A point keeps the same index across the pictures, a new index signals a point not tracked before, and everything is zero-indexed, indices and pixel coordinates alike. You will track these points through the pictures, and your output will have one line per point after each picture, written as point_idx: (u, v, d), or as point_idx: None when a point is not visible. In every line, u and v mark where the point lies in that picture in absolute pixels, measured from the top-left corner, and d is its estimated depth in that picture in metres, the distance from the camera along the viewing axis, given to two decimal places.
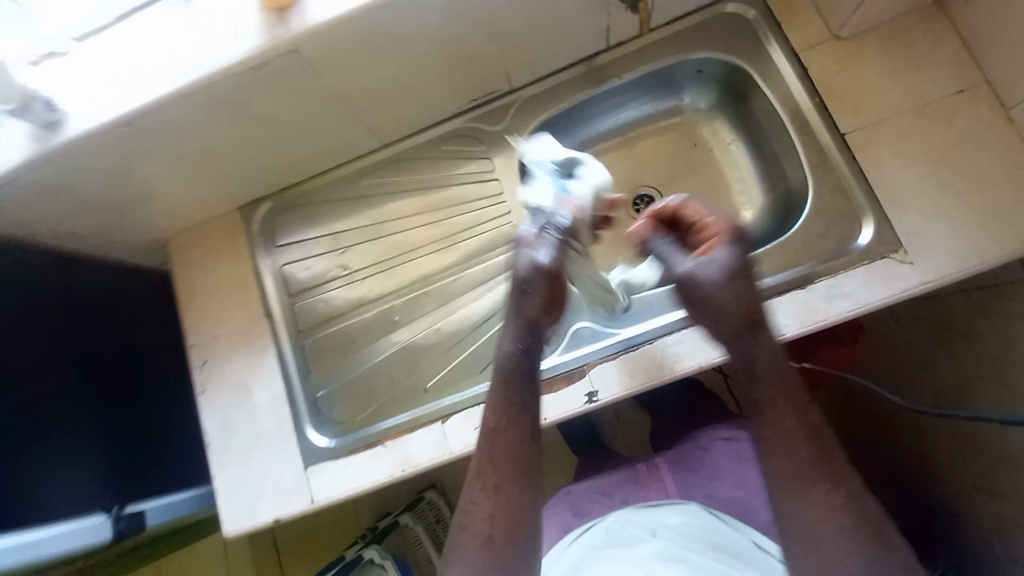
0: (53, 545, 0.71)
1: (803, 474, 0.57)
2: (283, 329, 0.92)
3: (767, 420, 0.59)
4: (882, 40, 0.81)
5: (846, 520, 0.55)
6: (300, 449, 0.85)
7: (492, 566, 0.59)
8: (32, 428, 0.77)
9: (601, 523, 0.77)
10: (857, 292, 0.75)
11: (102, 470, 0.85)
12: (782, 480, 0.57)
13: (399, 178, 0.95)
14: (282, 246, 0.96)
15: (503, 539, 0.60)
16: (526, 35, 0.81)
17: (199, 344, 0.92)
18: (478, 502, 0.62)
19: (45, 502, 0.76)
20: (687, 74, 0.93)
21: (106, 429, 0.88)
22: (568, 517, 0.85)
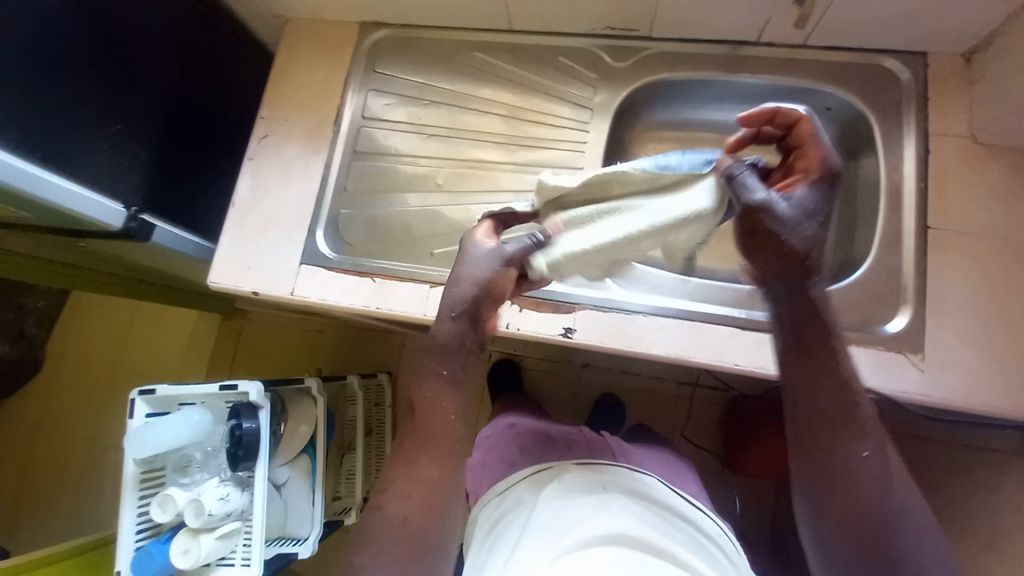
0: (71, 201, 0.76)
1: (841, 468, 0.58)
2: (339, 141, 0.96)
3: (805, 430, 0.60)
4: (1013, 161, 0.79)
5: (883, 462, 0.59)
6: (306, 247, 0.91)
7: (413, 512, 0.61)
8: (102, 102, 0.82)
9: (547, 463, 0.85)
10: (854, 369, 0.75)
11: (141, 175, 0.91)
12: (821, 480, 0.59)
13: (507, 68, 0.97)
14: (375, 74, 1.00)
15: (429, 496, 0.63)
16: None
17: (269, 119, 0.98)
18: (413, 465, 0.63)
19: (86, 169, 0.81)
20: (814, 107, 0.91)
21: (160, 145, 0.94)
22: (513, 442, 0.98)
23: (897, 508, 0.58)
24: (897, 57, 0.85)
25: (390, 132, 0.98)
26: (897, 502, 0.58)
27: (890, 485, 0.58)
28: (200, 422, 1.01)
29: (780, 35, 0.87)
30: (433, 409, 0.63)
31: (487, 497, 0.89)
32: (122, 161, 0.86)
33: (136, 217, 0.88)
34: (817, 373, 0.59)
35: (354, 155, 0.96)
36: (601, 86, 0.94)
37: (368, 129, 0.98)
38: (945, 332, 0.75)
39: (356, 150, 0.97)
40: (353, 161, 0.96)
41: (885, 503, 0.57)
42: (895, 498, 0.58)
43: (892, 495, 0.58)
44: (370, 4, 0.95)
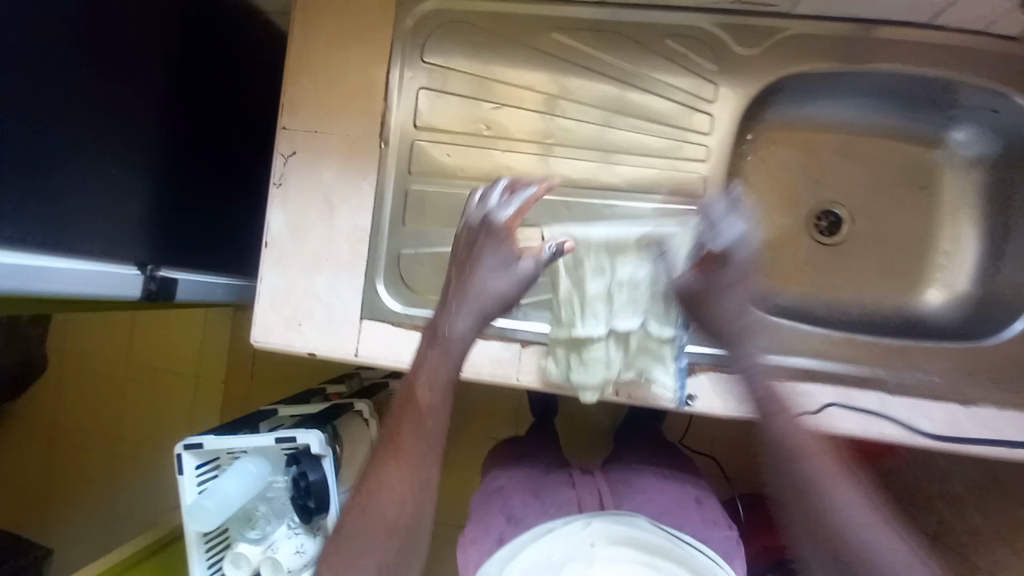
0: (86, 282, 0.59)
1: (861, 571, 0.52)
2: (386, 160, 0.77)
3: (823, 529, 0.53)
4: None
5: (842, 472, 0.54)
6: (364, 297, 0.76)
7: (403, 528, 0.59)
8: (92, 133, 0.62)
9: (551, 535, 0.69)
10: (1012, 437, 0.66)
11: (151, 217, 0.72)
12: None
13: (596, 56, 0.76)
14: (423, 67, 0.78)
15: (415, 505, 0.59)
16: None
17: (294, 130, 0.77)
18: (393, 479, 0.58)
19: (86, 229, 0.62)
20: (976, 108, 0.75)
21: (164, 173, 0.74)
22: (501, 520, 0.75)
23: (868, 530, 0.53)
24: None
25: (445, 146, 0.79)
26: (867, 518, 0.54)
27: (849, 498, 0.53)
28: (256, 476, 0.94)
29: (958, 14, 0.67)
30: (415, 422, 0.59)
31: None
32: (128, 207, 0.68)
33: (156, 275, 0.72)
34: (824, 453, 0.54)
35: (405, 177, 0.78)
36: (720, 81, 0.75)
37: (417, 143, 0.78)
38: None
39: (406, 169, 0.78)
40: (405, 184, 0.78)
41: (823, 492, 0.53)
42: (841, 491, 0.53)
43: (810, 470, 0.54)
44: None
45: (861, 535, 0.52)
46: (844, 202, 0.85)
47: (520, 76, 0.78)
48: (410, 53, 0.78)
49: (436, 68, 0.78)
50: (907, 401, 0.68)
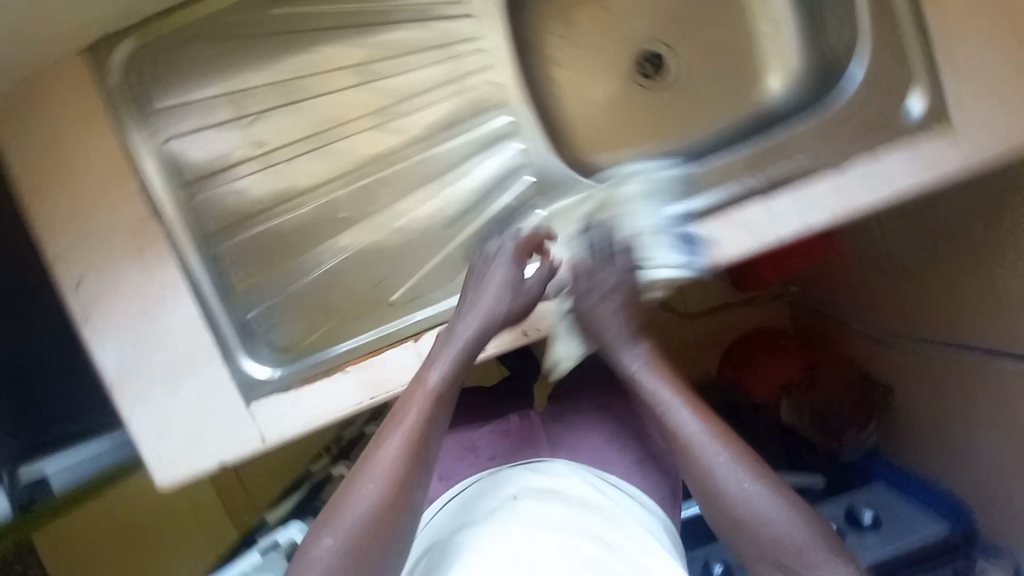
0: None
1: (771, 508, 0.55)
2: (182, 226, 0.66)
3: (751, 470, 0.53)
4: None
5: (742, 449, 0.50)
6: (236, 383, 0.66)
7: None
8: None
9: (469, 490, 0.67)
10: (895, 178, 0.58)
11: None
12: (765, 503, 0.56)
13: (337, 8, 0.66)
14: (198, 101, 0.67)
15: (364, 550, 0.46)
16: None
17: (61, 255, 0.62)
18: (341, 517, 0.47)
19: None
20: None
21: None
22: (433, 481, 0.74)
23: (802, 534, 0.46)
24: None
25: (246, 178, 0.69)
26: (806, 526, 0.46)
27: (781, 522, 0.46)
28: None
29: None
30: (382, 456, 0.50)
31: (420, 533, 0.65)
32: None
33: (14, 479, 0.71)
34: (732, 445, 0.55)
35: (212, 236, 0.68)
36: None
37: (209, 191, 0.68)
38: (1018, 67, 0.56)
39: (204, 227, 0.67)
40: (225, 243, 0.68)
41: (743, 508, 0.47)
42: (746, 500, 0.47)
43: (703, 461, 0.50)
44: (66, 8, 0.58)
45: (798, 535, 0.45)
46: (657, 33, 0.79)
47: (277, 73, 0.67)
48: (160, 95, 0.66)
49: (207, 100, 0.67)
50: (787, 196, 0.59)
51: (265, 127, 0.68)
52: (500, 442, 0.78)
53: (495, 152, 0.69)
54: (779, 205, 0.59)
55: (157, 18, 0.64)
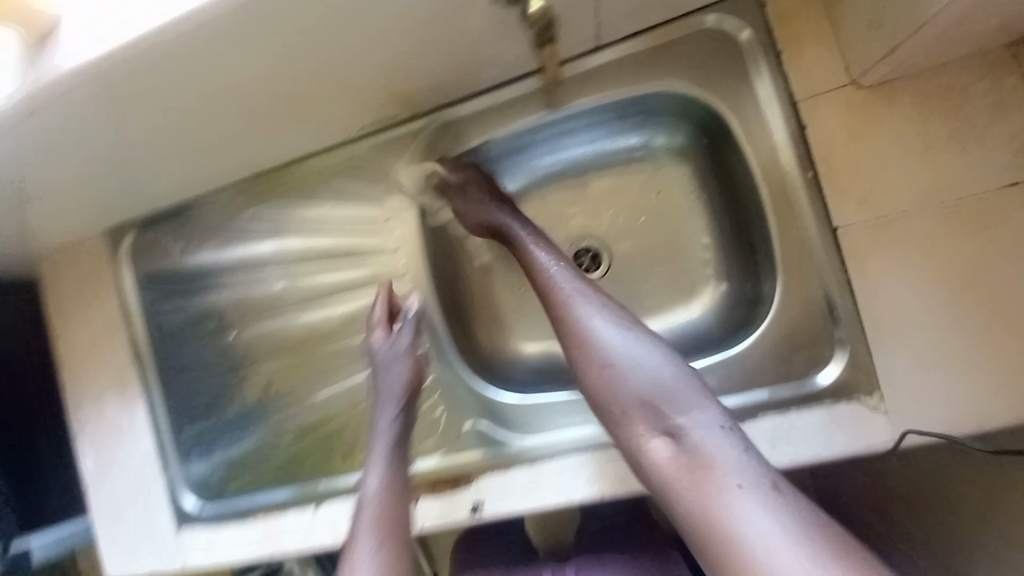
0: None
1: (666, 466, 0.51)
2: (156, 372, 0.83)
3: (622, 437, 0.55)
4: (917, 96, 0.56)
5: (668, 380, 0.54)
6: (173, 511, 0.81)
7: None
8: None
9: None
10: (806, 443, 0.60)
11: None
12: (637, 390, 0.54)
13: (292, 212, 0.77)
14: (271, 233, 0.79)
15: None
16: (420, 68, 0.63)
17: (73, 385, 0.86)
18: None
19: None
20: (650, 111, 0.71)
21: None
22: None
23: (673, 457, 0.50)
24: (718, 9, 0.62)
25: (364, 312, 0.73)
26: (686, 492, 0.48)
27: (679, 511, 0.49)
28: None
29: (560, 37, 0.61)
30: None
31: None
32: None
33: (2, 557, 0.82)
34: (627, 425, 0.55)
35: (258, 356, 0.80)
36: (389, 195, 0.74)
37: (257, 320, 0.80)
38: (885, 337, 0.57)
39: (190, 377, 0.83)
40: (257, 366, 0.80)
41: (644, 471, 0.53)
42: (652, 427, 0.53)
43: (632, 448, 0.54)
44: (97, 216, 0.79)
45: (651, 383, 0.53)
46: (594, 234, 0.78)
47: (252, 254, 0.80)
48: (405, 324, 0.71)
49: (279, 235, 0.78)
50: None
51: (236, 300, 0.81)
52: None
53: None
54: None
55: (167, 209, 0.82)
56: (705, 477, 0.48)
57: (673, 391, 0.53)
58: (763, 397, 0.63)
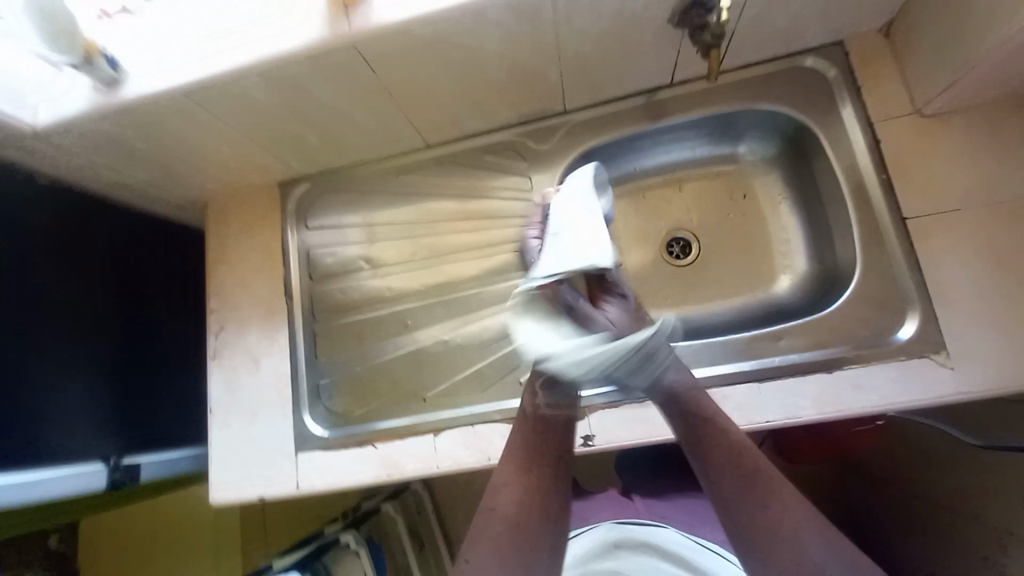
0: (56, 487, 0.77)
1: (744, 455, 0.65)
2: (300, 307, 0.94)
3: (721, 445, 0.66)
4: (969, 125, 0.75)
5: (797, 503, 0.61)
6: (295, 433, 0.87)
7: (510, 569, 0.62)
8: (59, 368, 0.81)
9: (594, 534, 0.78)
10: (886, 389, 0.71)
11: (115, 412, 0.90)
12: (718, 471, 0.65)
13: (446, 181, 0.93)
14: (433, 194, 0.94)
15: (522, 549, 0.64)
16: (587, 73, 0.80)
17: (217, 310, 0.96)
18: (506, 488, 0.68)
19: (60, 442, 0.80)
20: (750, 126, 0.89)
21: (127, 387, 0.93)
22: None
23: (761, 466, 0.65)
24: (815, 53, 0.82)
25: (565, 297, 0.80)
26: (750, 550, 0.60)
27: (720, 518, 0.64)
28: None
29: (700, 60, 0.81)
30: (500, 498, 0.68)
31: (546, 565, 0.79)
32: (99, 411, 0.87)
33: (119, 466, 0.87)
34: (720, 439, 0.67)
35: (399, 300, 0.92)
36: (534, 171, 0.90)
37: (403, 265, 0.93)
38: (954, 305, 0.71)
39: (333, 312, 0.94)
40: (394, 306, 0.92)
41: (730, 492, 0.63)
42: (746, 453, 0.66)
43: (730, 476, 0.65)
44: (280, 166, 0.94)
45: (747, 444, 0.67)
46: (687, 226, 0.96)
47: (404, 212, 0.95)
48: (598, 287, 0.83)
49: (437, 196, 0.93)
50: (777, 387, 0.75)
51: (381, 249, 0.95)
52: (612, 506, 0.84)
53: None
54: (796, 394, 0.74)
55: (333, 169, 0.97)
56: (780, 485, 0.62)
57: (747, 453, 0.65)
58: (845, 351, 0.74)
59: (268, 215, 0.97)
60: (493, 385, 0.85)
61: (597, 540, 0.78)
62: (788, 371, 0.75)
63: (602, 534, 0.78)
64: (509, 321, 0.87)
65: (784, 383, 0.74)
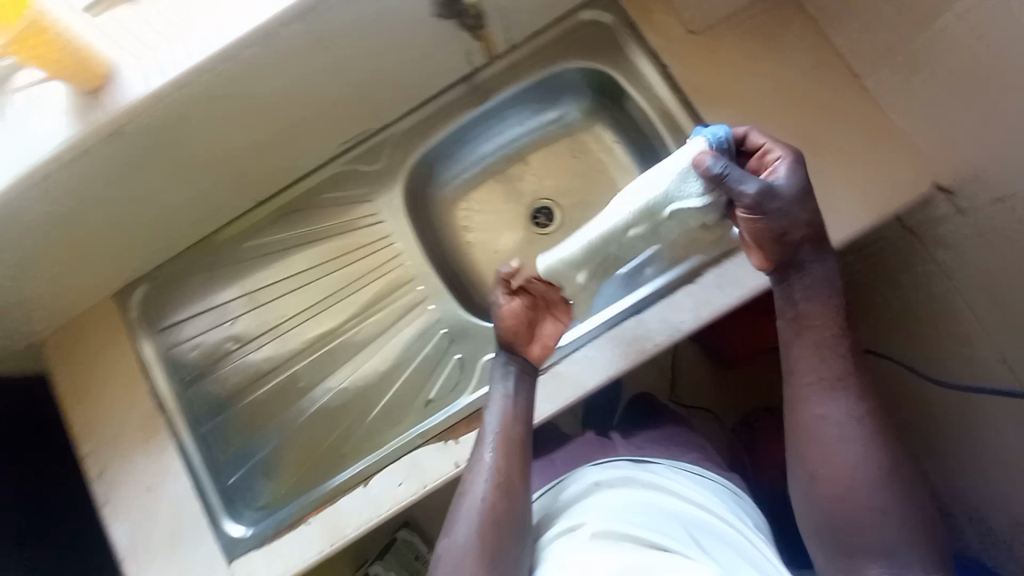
0: None
1: (823, 381, 0.61)
2: (181, 413, 0.86)
3: (810, 402, 0.61)
4: (732, 30, 0.82)
5: (875, 447, 0.59)
6: (218, 546, 0.80)
7: None
8: None
9: (577, 479, 0.72)
10: (745, 279, 0.77)
11: None
12: (799, 391, 0.62)
13: (292, 232, 0.89)
14: (282, 249, 0.89)
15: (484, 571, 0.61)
16: (386, 84, 0.80)
17: (92, 452, 0.85)
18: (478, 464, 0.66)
19: None
20: (560, 87, 0.93)
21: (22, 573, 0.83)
22: (516, 488, 0.81)
23: (852, 455, 0.59)
24: (587, 7, 0.87)
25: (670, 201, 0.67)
26: (880, 547, 0.57)
27: (811, 498, 0.61)
28: None
29: (489, 40, 0.83)
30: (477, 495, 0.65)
31: (526, 521, 0.73)
32: None
33: None
34: (815, 381, 0.61)
35: (282, 366, 0.87)
36: (375, 194, 0.88)
37: (273, 334, 0.87)
38: None
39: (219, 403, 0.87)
40: (282, 375, 0.86)
41: (829, 474, 0.59)
42: (824, 407, 0.61)
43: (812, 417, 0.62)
44: (105, 278, 0.85)
45: (837, 436, 0.60)
46: (543, 196, 0.98)
47: (256, 277, 0.89)
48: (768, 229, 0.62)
49: (287, 250, 0.89)
50: (656, 312, 0.79)
51: (248, 323, 0.88)
52: (595, 447, 0.82)
53: (408, 321, 0.86)
54: (673, 312, 0.79)
55: (168, 259, 0.90)
56: (826, 439, 0.60)
57: (831, 438, 0.60)
58: (703, 258, 0.79)
59: (113, 333, 0.88)
60: (406, 414, 0.82)
61: (576, 487, 0.72)
62: (662, 295, 0.80)
63: (581, 478, 0.73)
64: (399, 348, 0.85)
65: (658, 305, 0.79)
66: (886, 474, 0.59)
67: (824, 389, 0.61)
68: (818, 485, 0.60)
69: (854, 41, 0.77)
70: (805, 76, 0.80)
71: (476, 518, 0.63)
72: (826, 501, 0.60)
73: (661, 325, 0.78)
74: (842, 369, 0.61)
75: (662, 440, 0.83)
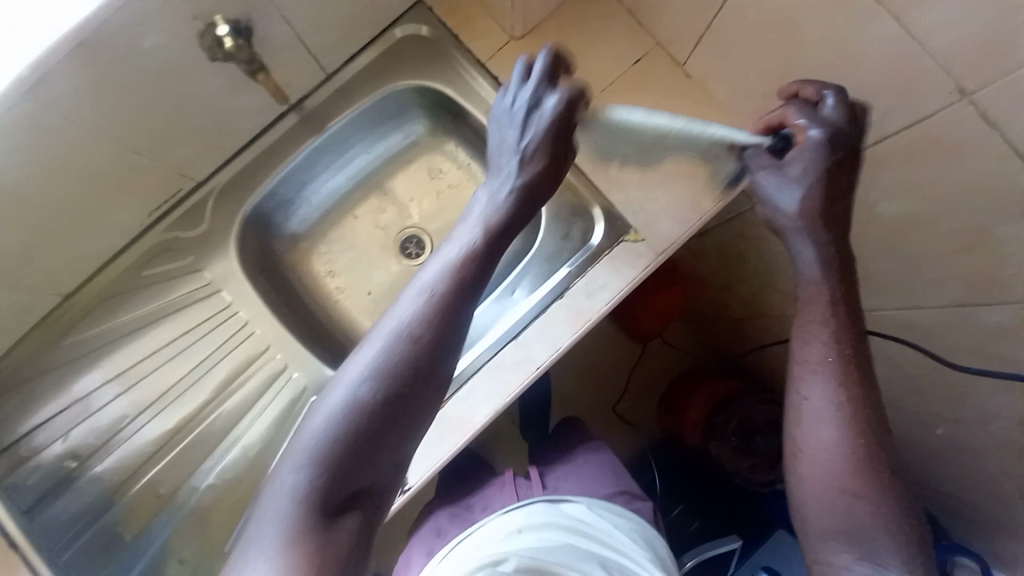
0: None
1: (836, 363, 0.51)
2: (42, 545, 0.68)
3: (804, 382, 0.52)
4: (555, 29, 0.79)
5: (866, 446, 0.50)
6: None
7: None
8: None
9: (496, 522, 0.71)
10: (608, 285, 0.76)
11: None
12: (799, 367, 0.53)
13: (124, 316, 0.78)
14: (110, 341, 0.77)
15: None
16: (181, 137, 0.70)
17: None
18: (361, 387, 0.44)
19: None
20: (395, 110, 0.87)
21: None
22: (432, 540, 0.81)
23: (837, 442, 0.50)
24: (402, 22, 0.81)
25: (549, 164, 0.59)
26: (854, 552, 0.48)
27: (796, 485, 0.52)
28: None
29: (294, 73, 0.75)
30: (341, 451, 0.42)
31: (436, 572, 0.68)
32: None
33: None
34: (817, 357, 0.52)
35: (135, 472, 0.77)
36: (205, 263, 0.79)
37: (120, 440, 0.77)
38: (624, 184, 0.77)
39: (68, 528, 0.72)
40: (139, 483, 0.77)
41: (809, 459, 0.51)
42: (827, 390, 0.51)
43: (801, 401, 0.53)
44: None
45: (828, 420, 0.50)
46: (407, 224, 0.92)
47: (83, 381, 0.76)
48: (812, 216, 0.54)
49: (120, 340, 0.78)
50: (532, 333, 0.76)
51: (86, 435, 0.76)
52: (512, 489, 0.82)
53: (272, 396, 0.79)
54: (550, 329, 0.76)
55: None
56: (816, 421, 0.51)
57: (823, 422, 0.51)
58: (568, 271, 0.78)
59: None
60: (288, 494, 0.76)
61: (491, 531, 0.69)
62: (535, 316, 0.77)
63: (498, 525, 0.70)
64: (268, 423, 0.78)
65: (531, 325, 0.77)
66: (875, 476, 0.49)
67: (822, 372, 0.51)
68: (800, 471, 0.52)
69: (670, 29, 0.76)
70: (633, 70, 0.79)
71: (319, 475, 0.41)
72: (812, 490, 0.51)
73: (536, 347, 0.76)
74: (845, 358, 0.51)
75: (573, 474, 0.83)
